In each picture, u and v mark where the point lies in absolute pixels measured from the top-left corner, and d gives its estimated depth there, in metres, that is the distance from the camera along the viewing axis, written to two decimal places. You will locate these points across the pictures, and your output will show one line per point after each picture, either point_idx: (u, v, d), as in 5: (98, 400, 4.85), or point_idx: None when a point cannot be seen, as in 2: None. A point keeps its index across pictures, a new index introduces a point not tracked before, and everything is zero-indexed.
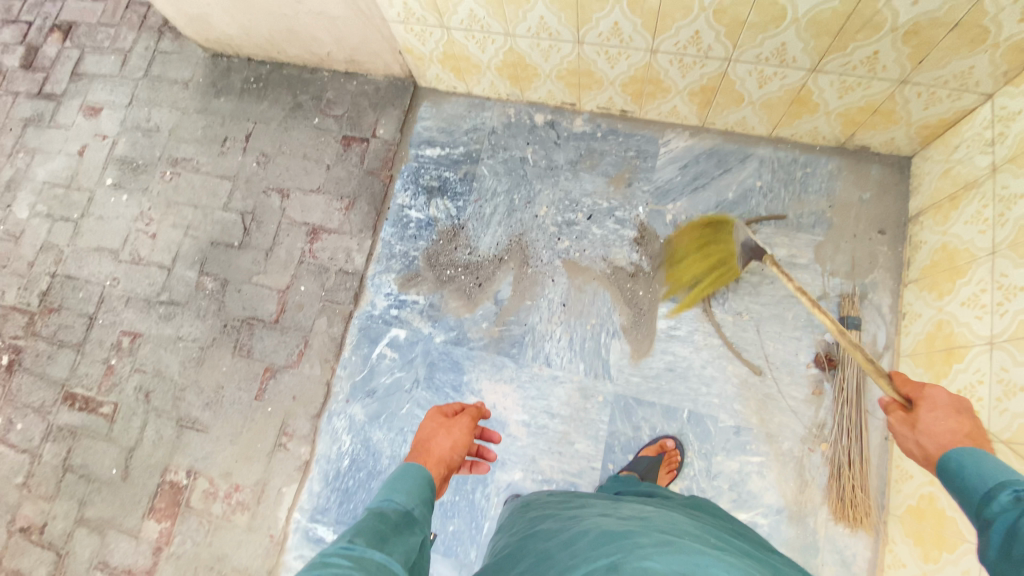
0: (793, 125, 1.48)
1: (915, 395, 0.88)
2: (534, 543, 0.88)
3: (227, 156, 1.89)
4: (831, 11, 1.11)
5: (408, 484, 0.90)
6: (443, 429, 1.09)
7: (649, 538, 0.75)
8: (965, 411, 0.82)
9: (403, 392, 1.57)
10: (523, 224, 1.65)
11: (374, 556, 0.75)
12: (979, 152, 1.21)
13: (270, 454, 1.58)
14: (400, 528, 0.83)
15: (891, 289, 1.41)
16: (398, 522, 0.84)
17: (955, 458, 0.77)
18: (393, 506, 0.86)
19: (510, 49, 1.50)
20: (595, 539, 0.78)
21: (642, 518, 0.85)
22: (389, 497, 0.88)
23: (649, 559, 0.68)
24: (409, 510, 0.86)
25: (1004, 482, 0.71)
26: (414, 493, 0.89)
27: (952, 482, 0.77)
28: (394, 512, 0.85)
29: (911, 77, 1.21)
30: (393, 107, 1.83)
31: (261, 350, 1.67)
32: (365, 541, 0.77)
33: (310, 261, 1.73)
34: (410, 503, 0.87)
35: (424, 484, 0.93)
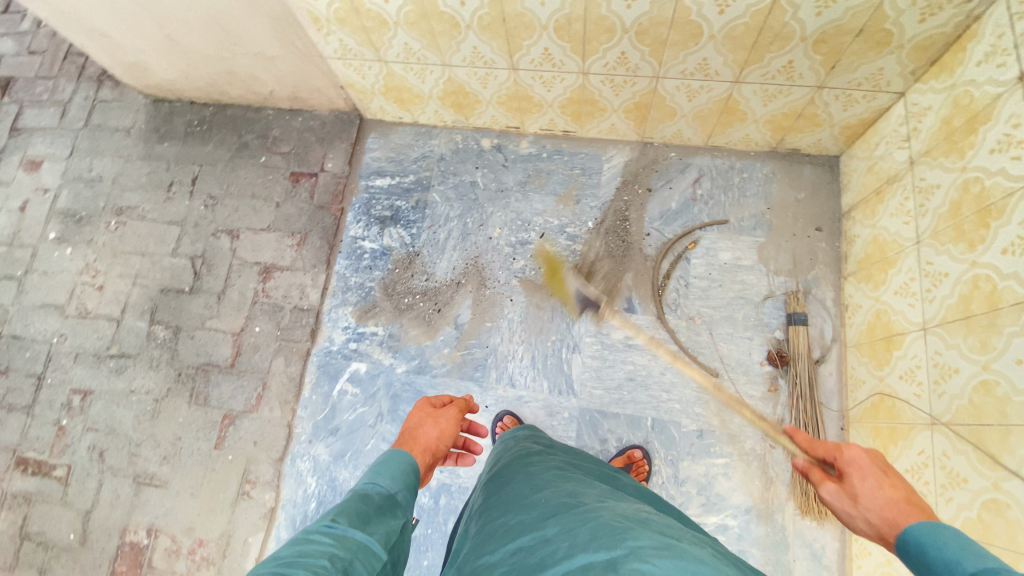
0: (726, 133, 1.54)
1: (839, 459, 0.85)
2: (529, 515, 0.87)
3: (174, 201, 1.86)
4: (744, 25, 1.17)
5: (393, 468, 0.89)
6: (430, 418, 1.08)
7: (647, 535, 0.74)
8: (890, 468, 0.80)
9: (368, 426, 1.55)
10: (477, 247, 1.66)
11: (355, 535, 0.75)
12: (897, 148, 1.28)
13: (234, 504, 1.53)
14: (384, 511, 0.82)
15: (833, 282, 1.47)
16: (381, 504, 0.83)
17: (912, 535, 0.70)
18: (376, 489, 0.85)
19: (449, 78, 1.53)
20: (592, 528, 0.77)
21: (641, 514, 0.84)
22: (373, 481, 0.86)
23: (646, 562, 0.66)
24: (392, 495, 0.85)
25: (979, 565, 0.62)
26: (398, 478, 0.88)
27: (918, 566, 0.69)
28: (377, 495, 0.84)
29: (826, 82, 1.28)
30: (341, 141, 1.84)
31: (218, 397, 1.63)
32: (348, 520, 0.77)
33: (264, 300, 1.70)
34: (393, 487, 0.86)
35: (409, 469, 0.91)
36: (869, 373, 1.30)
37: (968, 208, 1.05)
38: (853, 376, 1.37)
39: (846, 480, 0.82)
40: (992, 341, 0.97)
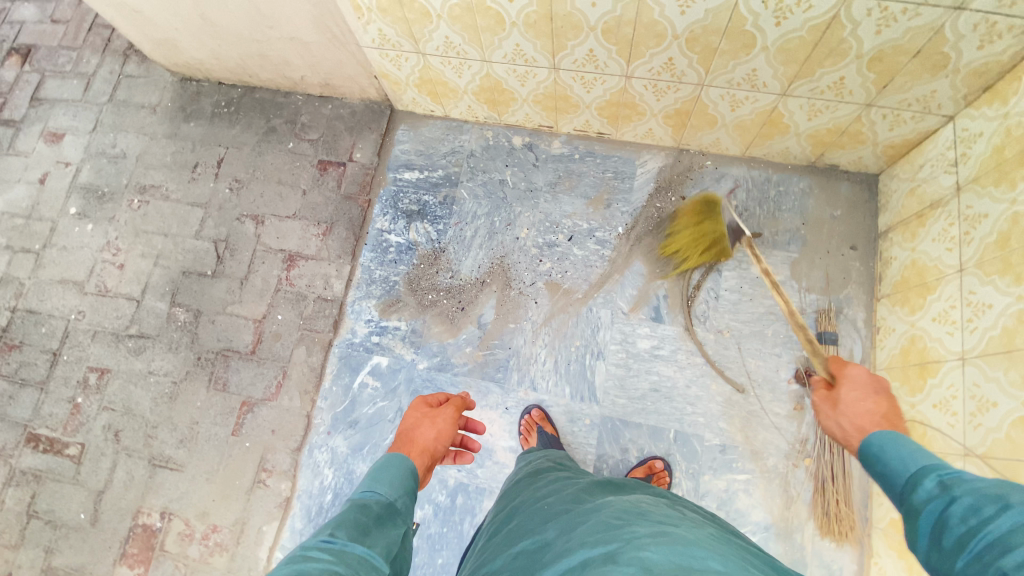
0: (765, 145, 1.51)
1: (841, 374, 0.94)
2: (532, 521, 0.85)
3: (199, 182, 1.84)
4: (800, 38, 1.14)
5: (390, 475, 0.87)
6: (427, 419, 1.06)
7: (647, 527, 0.71)
8: (881, 389, 0.87)
9: (387, 422, 1.54)
10: (504, 247, 1.64)
11: (355, 548, 0.72)
12: (943, 172, 1.25)
13: (249, 492, 1.53)
14: (384, 522, 0.79)
15: (865, 303, 1.45)
16: (381, 514, 0.80)
17: (874, 440, 0.79)
18: (375, 498, 0.82)
19: (487, 74, 1.51)
20: (590, 525, 0.74)
21: (641, 507, 0.80)
22: (371, 489, 0.83)
23: (644, 550, 0.64)
24: (391, 503, 0.82)
25: (928, 468, 0.71)
26: (397, 484, 0.86)
27: (876, 468, 0.78)
28: (377, 504, 0.81)
29: (876, 100, 1.24)
30: (370, 131, 1.81)
31: (237, 383, 1.62)
32: (346, 533, 0.74)
33: (287, 289, 1.69)
34: (392, 495, 0.84)
35: (408, 474, 0.89)
36: (900, 398, 1.29)
37: (1017, 241, 1.03)
38: None
39: (836, 390, 0.92)
40: None
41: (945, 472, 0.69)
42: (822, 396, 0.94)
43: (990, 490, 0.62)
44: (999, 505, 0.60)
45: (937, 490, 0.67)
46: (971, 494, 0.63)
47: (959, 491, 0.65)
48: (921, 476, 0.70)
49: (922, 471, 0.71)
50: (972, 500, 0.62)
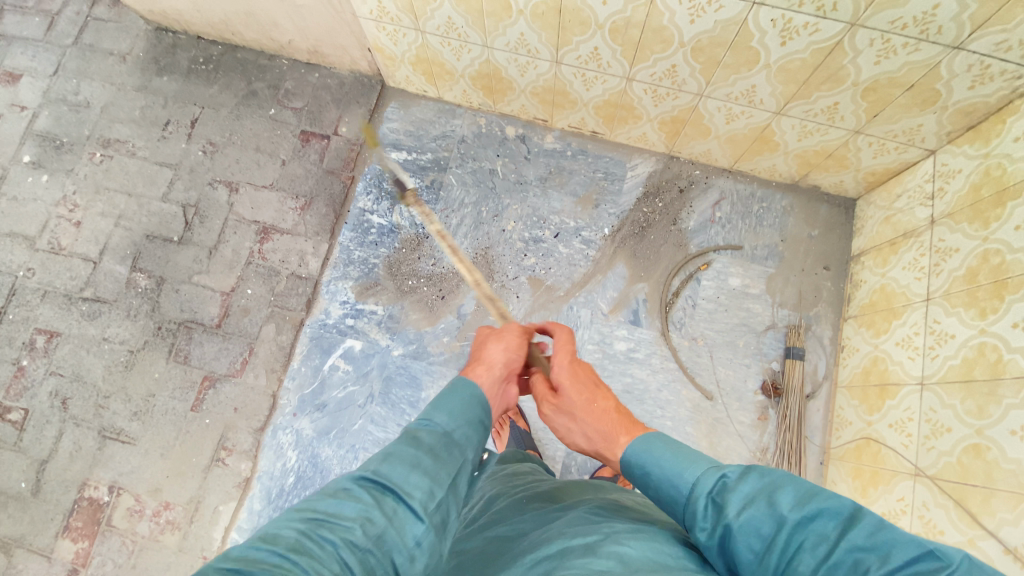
0: (753, 160, 1.54)
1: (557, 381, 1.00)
2: (507, 510, 0.84)
3: (169, 142, 1.73)
4: (801, 60, 1.15)
5: (452, 405, 0.83)
6: (494, 337, 1.03)
7: (626, 524, 0.70)
8: (598, 383, 0.98)
9: (356, 406, 1.51)
10: (489, 238, 1.62)
11: (393, 494, 0.67)
12: (919, 204, 1.30)
13: (206, 470, 1.47)
14: (441, 453, 0.75)
15: (832, 321, 1.51)
16: (432, 446, 0.75)
17: (643, 459, 0.77)
18: (429, 429, 0.78)
19: (486, 60, 1.47)
20: (569, 519, 0.73)
21: (620, 506, 0.80)
22: (433, 418, 0.80)
23: (622, 544, 0.63)
24: (446, 434, 0.78)
25: (698, 489, 0.68)
26: (455, 416, 0.81)
27: (653, 493, 0.74)
28: (428, 436, 0.77)
29: (865, 128, 1.28)
30: (358, 105, 1.75)
31: (199, 357, 1.55)
32: (392, 470, 0.70)
33: (258, 262, 1.62)
34: (450, 425, 0.80)
35: (472, 404, 0.85)
36: (857, 416, 1.35)
37: (984, 277, 1.08)
38: (840, 416, 1.42)
39: (560, 395, 0.98)
40: (989, 409, 1.00)
41: (713, 490, 0.66)
42: (552, 407, 0.99)
43: (759, 502, 0.62)
44: (774, 521, 0.60)
45: (715, 519, 0.63)
46: (751, 514, 0.61)
47: (734, 519, 0.62)
48: (696, 503, 0.66)
49: (695, 495, 0.67)
50: (752, 521, 0.61)
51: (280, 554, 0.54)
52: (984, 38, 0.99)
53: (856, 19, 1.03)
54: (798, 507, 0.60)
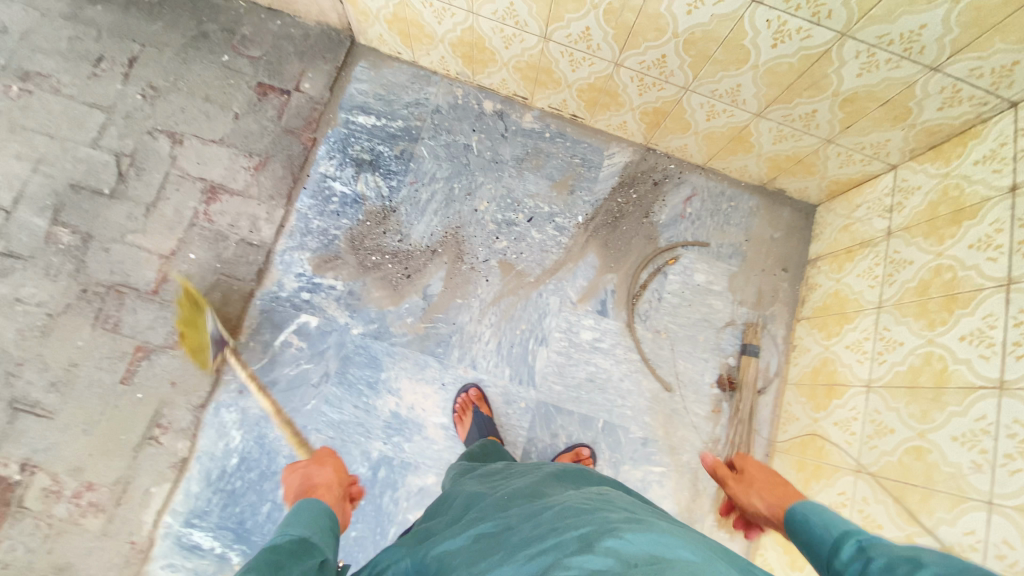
0: (727, 159, 1.56)
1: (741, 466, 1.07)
2: (487, 507, 0.82)
3: (101, 81, 1.53)
4: (788, 65, 1.16)
5: (302, 519, 0.77)
6: (314, 465, 0.99)
7: (618, 514, 0.70)
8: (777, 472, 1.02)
9: (310, 386, 1.43)
10: (460, 217, 1.56)
11: None
12: (877, 216, 1.37)
13: (137, 449, 1.35)
14: (299, 553, 0.69)
15: (786, 321, 1.58)
16: (297, 548, 0.70)
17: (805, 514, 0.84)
18: (286, 537, 0.71)
19: (470, 27, 1.39)
20: (559, 511, 0.72)
21: (603, 495, 0.79)
22: (283, 531, 0.73)
23: (619, 537, 0.62)
24: (305, 538, 0.72)
25: (847, 533, 0.74)
26: (309, 523, 0.76)
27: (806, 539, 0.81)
28: (287, 542, 0.70)
29: (837, 138, 1.32)
30: (324, 61, 1.61)
31: (132, 325, 1.41)
32: (257, 572, 0.63)
33: (203, 225, 1.48)
34: (307, 531, 0.74)
35: (321, 512, 0.80)
36: (804, 412, 1.42)
37: (935, 290, 1.14)
38: (787, 412, 1.50)
39: (745, 472, 1.04)
40: (931, 414, 1.08)
41: (863, 536, 0.72)
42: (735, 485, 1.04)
43: (904, 552, 0.65)
44: (910, 564, 0.62)
45: (856, 554, 0.70)
46: (888, 556, 0.65)
47: (875, 554, 0.67)
48: (844, 542, 0.73)
49: (845, 536, 0.74)
50: (888, 560, 0.65)
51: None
52: (960, 62, 1.03)
53: (846, 30, 1.04)
54: (940, 561, 0.60)
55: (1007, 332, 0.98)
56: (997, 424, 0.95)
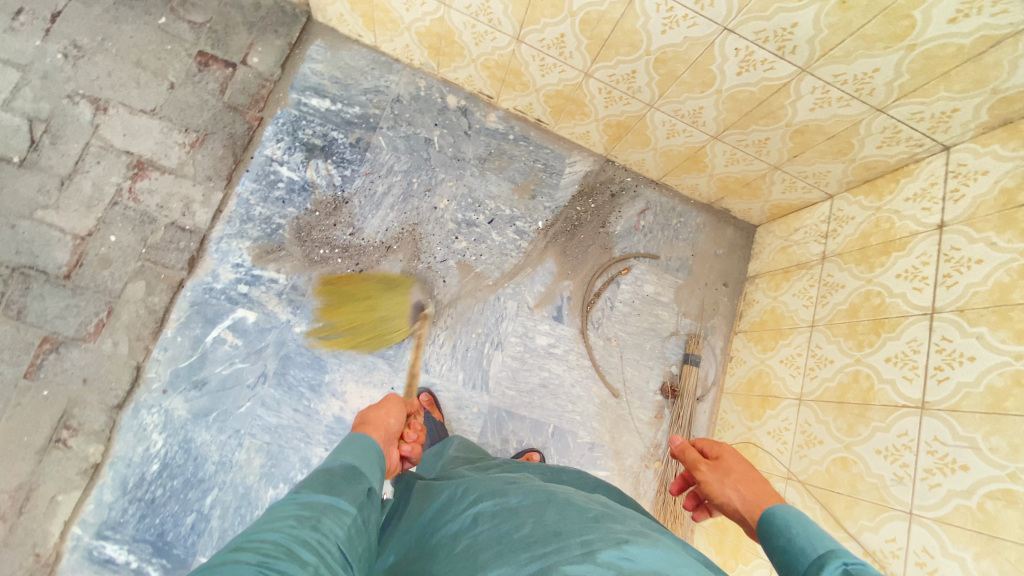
0: (680, 177, 1.62)
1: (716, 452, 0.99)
2: (487, 484, 0.81)
3: (18, 36, 1.32)
4: (749, 93, 1.22)
5: (356, 447, 0.79)
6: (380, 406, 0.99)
7: (621, 524, 0.69)
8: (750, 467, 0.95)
9: (245, 386, 1.32)
10: (418, 214, 1.50)
11: (321, 499, 0.65)
12: (814, 240, 1.47)
13: (40, 454, 1.20)
14: (350, 480, 0.72)
15: (724, 333, 1.67)
16: (345, 474, 0.72)
17: (789, 521, 0.77)
18: (338, 463, 0.75)
19: (440, 18, 1.34)
20: (563, 511, 0.71)
21: (604, 503, 0.79)
22: (335, 458, 0.76)
23: (621, 550, 0.61)
24: (355, 467, 0.75)
25: (833, 553, 0.67)
26: (361, 453, 0.78)
27: (782, 540, 0.75)
28: (339, 467, 0.74)
29: (784, 165, 1.40)
30: (276, 35, 1.50)
31: (39, 314, 1.24)
32: (311, 490, 0.67)
33: (127, 204, 1.33)
34: (355, 460, 0.76)
35: (374, 451, 0.81)
36: (739, 421, 1.51)
37: (864, 314, 1.25)
38: (722, 419, 1.58)
39: (721, 459, 0.96)
40: (857, 428, 1.18)
41: (849, 560, 0.65)
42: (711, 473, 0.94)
43: None
44: None
45: None
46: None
47: None
48: (826, 562, 0.66)
49: (831, 556, 0.67)
50: None
51: (218, 561, 0.51)
52: (903, 106, 1.13)
53: (807, 66, 1.11)
54: None
55: (929, 357, 1.08)
56: (918, 441, 1.06)
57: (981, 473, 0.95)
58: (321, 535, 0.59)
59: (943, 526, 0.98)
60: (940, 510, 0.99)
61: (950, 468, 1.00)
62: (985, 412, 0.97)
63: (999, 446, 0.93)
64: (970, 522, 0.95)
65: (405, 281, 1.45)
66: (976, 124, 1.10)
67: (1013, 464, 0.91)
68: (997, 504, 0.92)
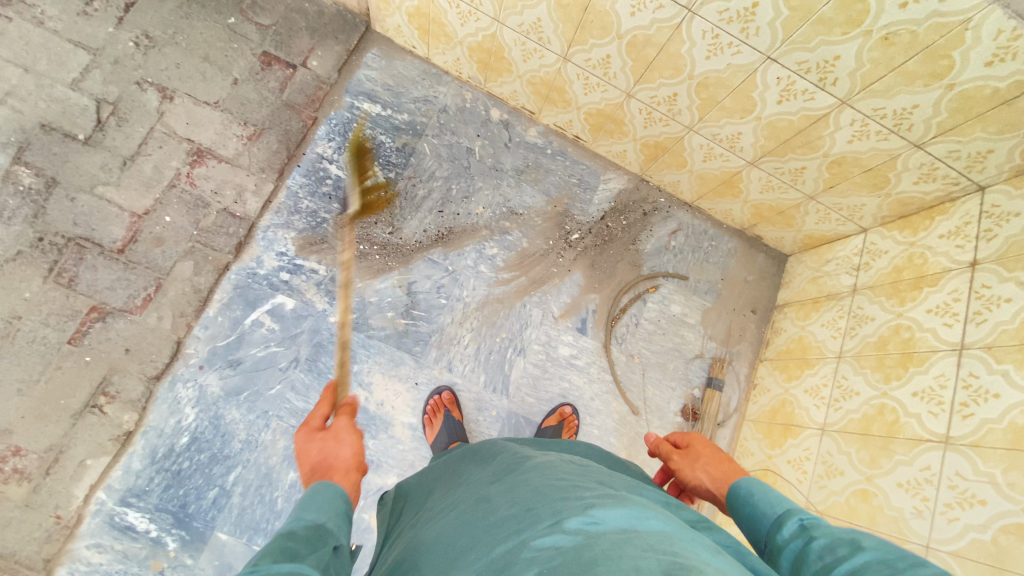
0: (714, 201, 1.64)
1: (687, 442, 1.04)
2: (470, 488, 0.83)
3: (91, 21, 1.43)
4: (789, 121, 1.24)
5: (318, 503, 0.73)
6: (331, 440, 0.91)
7: (592, 491, 0.71)
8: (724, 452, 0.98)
9: (276, 370, 1.37)
10: (455, 219, 1.55)
11: (285, 566, 0.57)
12: (845, 272, 1.47)
13: (77, 417, 1.26)
14: (315, 545, 0.64)
15: (749, 360, 1.66)
16: (312, 537, 0.65)
17: (749, 488, 0.84)
18: (302, 523, 0.67)
19: (492, 34, 1.40)
20: (536, 488, 0.73)
21: (584, 473, 0.81)
22: (296, 517, 0.69)
23: (589, 516, 0.63)
24: (320, 524, 0.68)
25: (790, 511, 0.75)
26: (324, 508, 0.72)
27: (744, 506, 0.83)
28: (304, 528, 0.66)
29: (818, 196, 1.42)
30: (335, 41, 1.59)
31: (90, 284, 1.31)
32: (271, 559, 0.58)
33: (184, 188, 1.41)
34: (321, 517, 0.70)
35: (337, 500, 0.75)
36: (759, 448, 1.50)
37: (893, 347, 1.25)
38: (742, 446, 1.57)
39: (691, 447, 1.02)
40: (880, 461, 1.17)
41: (804, 515, 0.73)
42: (683, 459, 1.01)
43: (845, 534, 0.65)
44: (850, 546, 0.62)
45: (797, 532, 0.71)
46: (828, 536, 0.66)
47: (818, 535, 0.68)
48: (784, 520, 0.74)
49: (788, 513, 0.74)
50: (829, 542, 0.64)
51: None
52: (941, 144, 1.14)
53: (847, 98, 1.13)
54: (880, 547, 0.61)
55: (956, 393, 1.07)
56: (939, 475, 1.05)
57: (999, 508, 0.95)
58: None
59: (957, 559, 0.97)
60: (956, 544, 0.98)
61: (969, 502, 0.99)
62: (1006, 449, 0.96)
63: (1018, 482, 0.93)
64: (983, 556, 0.94)
65: (438, 282, 1.50)
66: (1010, 166, 1.11)
67: None
68: (1009, 538, 0.91)
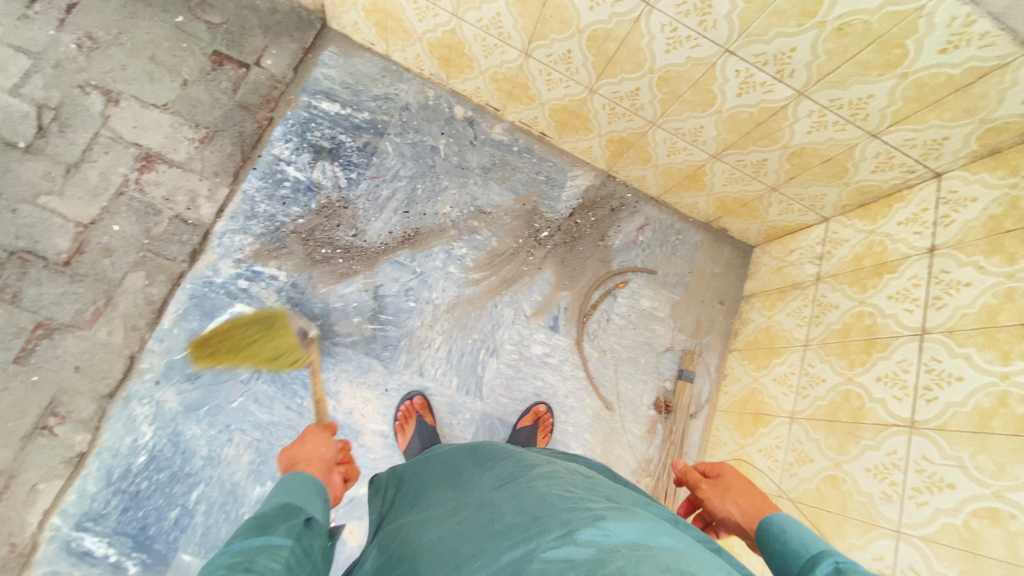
0: (679, 195, 1.65)
1: (716, 472, 0.95)
2: (469, 490, 0.81)
3: (32, 24, 1.35)
4: (749, 114, 1.25)
5: (283, 485, 0.76)
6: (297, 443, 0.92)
7: (599, 503, 0.71)
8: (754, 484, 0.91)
9: (238, 382, 1.32)
10: (421, 219, 1.52)
11: (251, 545, 0.63)
12: (808, 262, 1.50)
13: (26, 440, 1.19)
14: (283, 517, 0.69)
15: (719, 351, 1.68)
16: (280, 512, 0.70)
17: (785, 525, 0.77)
18: (270, 504, 0.72)
19: (452, 30, 1.37)
20: (542, 496, 0.71)
21: (589, 484, 0.80)
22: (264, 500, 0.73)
23: (601, 528, 0.62)
24: (287, 501, 0.72)
25: (826, 553, 0.69)
26: (288, 486, 0.76)
27: (776, 546, 0.76)
28: (271, 507, 0.71)
29: (780, 187, 1.44)
30: (290, 39, 1.54)
31: (35, 299, 1.24)
32: (240, 539, 0.64)
33: (133, 195, 1.34)
34: (288, 495, 0.74)
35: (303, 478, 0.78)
36: (731, 438, 1.52)
37: (856, 334, 1.27)
38: (715, 436, 1.59)
39: (721, 478, 0.93)
40: (847, 447, 1.19)
41: (841, 559, 0.67)
42: (712, 491, 0.92)
43: None
44: None
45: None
46: None
47: None
48: (819, 561, 0.68)
49: (823, 555, 0.68)
50: None
51: None
52: (897, 133, 1.16)
53: (804, 89, 1.14)
54: None
55: (919, 376, 1.10)
56: (906, 460, 1.07)
57: (967, 492, 0.96)
58: (254, 574, 0.58)
59: (929, 544, 0.99)
60: (926, 528, 1.00)
61: (937, 486, 1.01)
62: (972, 431, 0.98)
63: (985, 465, 0.94)
64: (955, 540, 0.95)
65: (405, 284, 1.47)
66: (966, 153, 1.14)
67: (998, 483, 0.92)
68: (981, 522, 0.92)
